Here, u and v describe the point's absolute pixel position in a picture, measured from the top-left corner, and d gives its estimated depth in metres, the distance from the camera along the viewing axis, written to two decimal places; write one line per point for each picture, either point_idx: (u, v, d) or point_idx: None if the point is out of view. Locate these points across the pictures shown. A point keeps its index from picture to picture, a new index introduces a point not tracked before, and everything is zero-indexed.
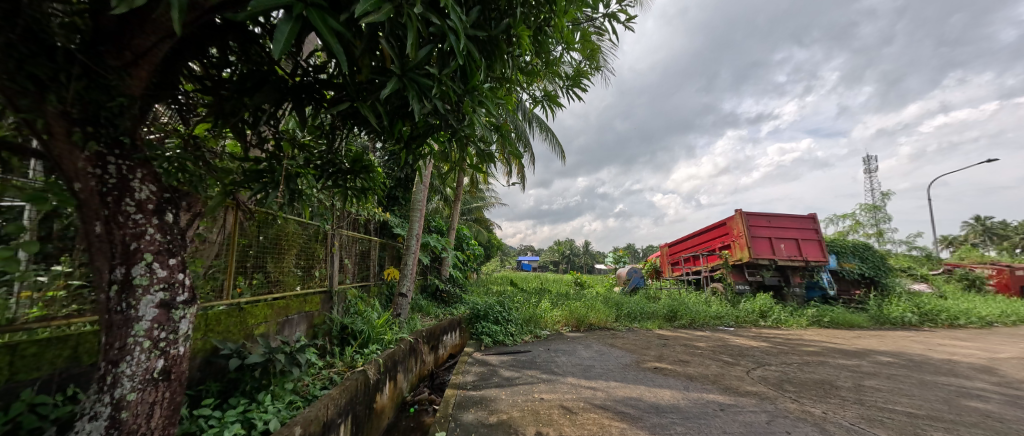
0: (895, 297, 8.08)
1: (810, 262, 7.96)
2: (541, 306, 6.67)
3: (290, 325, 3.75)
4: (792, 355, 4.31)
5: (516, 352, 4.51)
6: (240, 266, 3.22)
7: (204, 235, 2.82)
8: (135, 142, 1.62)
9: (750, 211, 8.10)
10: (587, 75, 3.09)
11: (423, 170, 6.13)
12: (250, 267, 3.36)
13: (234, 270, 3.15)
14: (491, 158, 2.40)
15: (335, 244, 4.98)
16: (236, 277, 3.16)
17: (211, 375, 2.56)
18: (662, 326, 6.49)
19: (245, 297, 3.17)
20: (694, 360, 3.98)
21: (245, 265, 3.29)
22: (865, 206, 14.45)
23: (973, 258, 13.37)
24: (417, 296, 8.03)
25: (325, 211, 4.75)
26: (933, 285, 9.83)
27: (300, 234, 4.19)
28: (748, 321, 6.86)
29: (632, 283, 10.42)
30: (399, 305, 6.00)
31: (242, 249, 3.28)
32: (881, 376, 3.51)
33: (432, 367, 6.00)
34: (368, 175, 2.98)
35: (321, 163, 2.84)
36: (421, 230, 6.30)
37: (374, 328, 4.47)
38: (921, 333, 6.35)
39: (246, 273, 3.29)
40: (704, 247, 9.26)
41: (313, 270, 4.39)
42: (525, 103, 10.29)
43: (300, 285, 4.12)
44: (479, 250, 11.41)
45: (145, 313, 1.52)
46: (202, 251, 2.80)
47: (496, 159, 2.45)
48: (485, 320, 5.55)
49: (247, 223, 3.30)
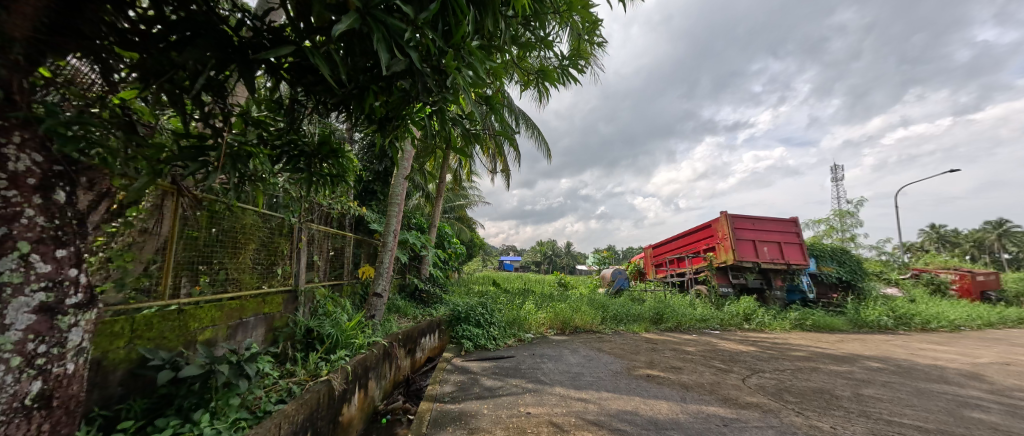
0: (872, 300, 8.17)
1: (792, 265, 7.97)
2: (524, 308, 6.38)
3: (245, 329, 3.34)
4: (784, 360, 4.17)
5: (499, 357, 4.21)
6: (184, 262, 2.83)
7: (144, 226, 2.47)
8: (12, 95, 1.21)
9: (735, 213, 8.07)
10: (583, 57, 2.84)
11: (402, 162, 5.76)
12: (199, 263, 2.97)
13: (177, 266, 2.76)
14: (477, 139, 2.11)
15: (302, 240, 4.55)
16: (180, 275, 2.78)
17: (137, 391, 2.22)
18: (648, 329, 6.32)
19: (188, 297, 2.78)
20: (686, 366, 3.78)
21: (191, 261, 2.90)
22: (838, 211, 14.81)
23: (938, 263, 13.84)
24: (394, 296, 7.62)
25: (291, 202, 4.33)
26: (904, 289, 10.06)
27: (260, 227, 3.80)
28: (733, 324, 6.79)
29: (616, 284, 10.27)
30: (374, 306, 5.56)
31: (189, 242, 2.89)
32: (878, 384, 3.38)
33: (408, 372, 5.65)
34: (336, 159, 2.65)
35: (280, 144, 2.48)
36: (399, 226, 5.91)
37: (344, 332, 4.09)
38: (899, 337, 6.38)
39: (192, 269, 2.91)
40: (689, 249, 9.19)
41: (275, 267, 3.97)
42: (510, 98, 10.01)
43: (259, 283, 3.70)
44: (461, 249, 11.04)
45: (16, 321, 1.16)
46: (139, 244, 2.44)
47: (484, 142, 2.16)
48: (466, 322, 5.22)
49: (196, 214, 2.93)
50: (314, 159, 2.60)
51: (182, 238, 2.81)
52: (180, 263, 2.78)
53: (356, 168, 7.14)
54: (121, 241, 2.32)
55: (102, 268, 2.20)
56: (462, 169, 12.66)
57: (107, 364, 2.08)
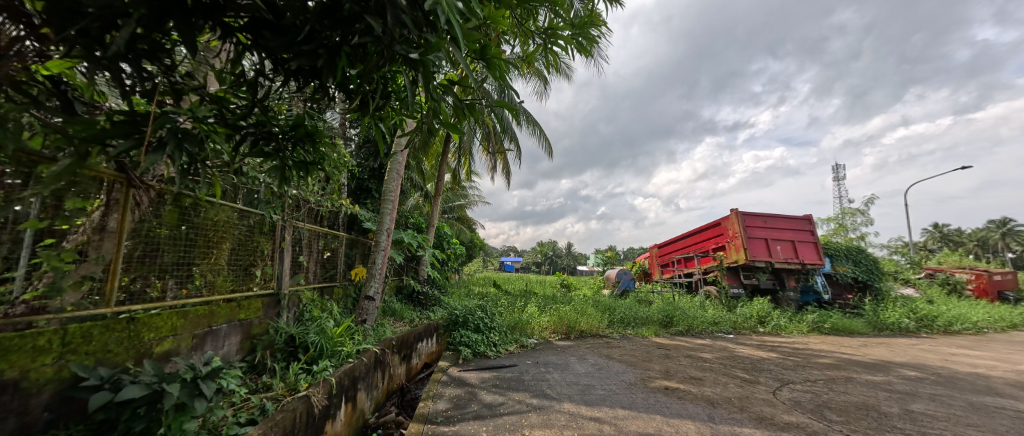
0: (890, 302, 7.79)
1: (806, 265, 7.61)
2: (526, 311, 6.03)
3: (214, 338, 2.99)
4: (811, 369, 3.82)
5: (500, 366, 3.86)
6: (141, 262, 2.51)
7: (100, 220, 2.19)
8: None
9: (746, 211, 7.72)
10: (600, 21, 2.47)
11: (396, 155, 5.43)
12: (159, 262, 2.65)
13: (133, 268, 2.44)
14: (473, 110, 1.78)
15: (286, 239, 4.19)
16: (133, 278, 2.45)
17: (70, 414, 1.90)
18: (658, 333, 5.97)
19: (145, 302, 2.46)
20: (707, 376, 3.42)
21: (152, 260, 2.59)
22: (847, 210, 14.46)
23: (952, 263, 13.40)
24: (390, 299, 7.28)
25: (272, 198, 4.00)
26: (921, 289, 9.67)
27: (236, 224, 3.46)
28: (746, 327, 6.43)
29: (622, 285, 9.90)
30: (365, 310, 5.13)
31: (149, 240, 2.58)
32: (926, 397, 3.01)
33: (403, 380, 5.31)
34: (313, 144, 2.35)
35: (247, 126, 2.16)
36: (393, 224, 5.54)
37: (331, 340, 3.75)
38: (925, 340, 6.01)
39: (152, 269, 2.59)
40: (698, 248, 8.83)
41: (253, 269, 3.63)
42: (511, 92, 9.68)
43: (234, 287, 3.36)
44: (460, 249, 10.69)
45: None
46: (91, 243, 2.16)
47: (480, 115, 1.83)
48: (464, 327, 4.85)
49: (158, 208, 2.62)
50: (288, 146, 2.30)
51: (138, 236, 2.50)
52: (136, 264, 2.46)
53: (349, 165, 6.79)
54: (70, 240, 2.04)
55: (44, 269, 1.92)
56: (462, 167, 12.31)
57: (26, 386, 1.76)
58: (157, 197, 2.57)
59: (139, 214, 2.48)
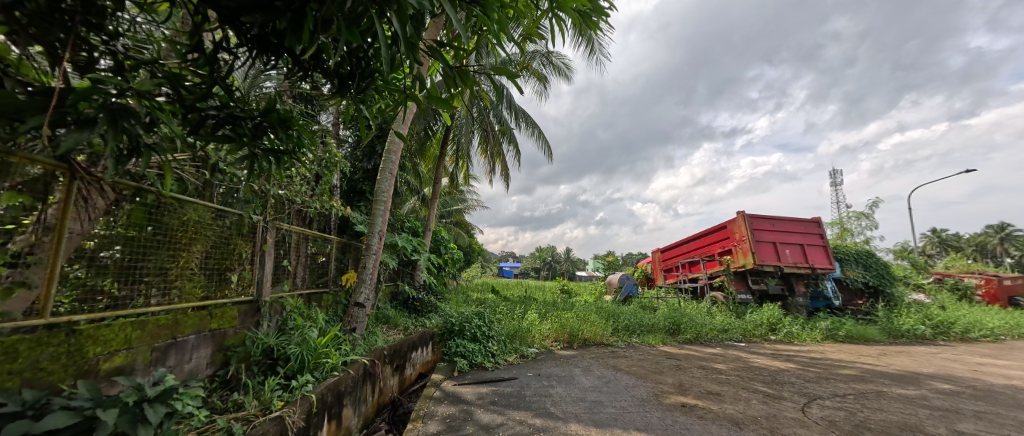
0: (904, 308, 7.49)
1: (817, 269, 7.33)
2: (526, 318, 5.72)
3: (178, 351, 2.69)
4: (835, 383, 3.53)
5: (499, 380, 3.55)
6: (91, 269, 2.24)
7: (40, 217, 1.92)
8: None
9: (754, 213, 7.46)
10: None
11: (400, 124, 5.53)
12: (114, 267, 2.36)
13: (77, 277, 2.15)
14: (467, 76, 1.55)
15: (268, 242, 3.87)
16: (81, 287, 2.17)
17: None
18: (665, 341, 5.66)
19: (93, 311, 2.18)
20: (726, 391, 3.12)
21: (106, 266, 2.31)
22: (851, 213, 14.19)
23: (960, 267, 13.12)
24: (383, 305, 6.96)
25: (253, 197, 3.70)
26: (932, 295, 9.37)
27: (210, 225, 3.17)
28: (757, 335, 6.13)
29: (625, 291, 9.59)
30: (354, 318, 4.80)
31: (102, 248, 2.32)
32: (970, 415, 2.71)
33: (396, 392, 5.00)
34: (287, 132, 2.08)
35: (208, 107, 1.88)
36: (385, 226, 5.17)
37: (313, 352, 3.44)
38: (945, 348, 5.71)
39: (107, 276, 2.32)
40: (703, 252, 8.55)
41: (228, 274, 3.32)
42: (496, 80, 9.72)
43: (205, 294, 3.06)
44: (458, 254, 10.38)
45: None
46: (30, 244, 1.88)
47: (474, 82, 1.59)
48: (460, 336, 4.52)
49: (116, 214, 2.37)
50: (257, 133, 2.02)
51: (88, 242, 2.23)
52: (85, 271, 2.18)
53: (342, 165, 6.51)
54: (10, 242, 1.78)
55: None
56: (460, 170, 12.03)
57: None
58: (113, 201, 2.32)
59: (92, 219, 2.23)
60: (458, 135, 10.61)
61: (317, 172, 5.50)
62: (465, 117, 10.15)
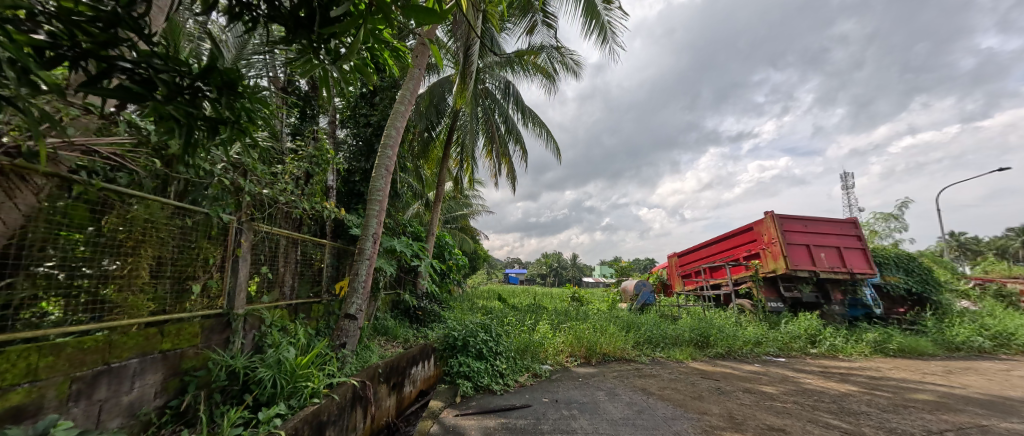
0: (954, 316, 6.78)
1: (855, 274, 6.70)
2: (537, 330, 5.15)
3: (115, 380, 2.18)
4: (918, 413, 2.93)
5: (509, 408, 2.98)
6: (38, 284, 2.00)
7: None
8: None
9: (784, 214, 6.84)
10: None
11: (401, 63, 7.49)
12: (78, 278, 2.18)
13: None
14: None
15: (242, 245, 3.33)
16: (44, 303, 2.02)
17: None
18: (694, 356, 5.05)
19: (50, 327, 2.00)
20: (792, 426, 2.52)
21: (67, 281, 2.12)
22: (878, 215, 13.40)
23: (998, 270, 12.28)
24: (383, 315, 6.47)
25: (223, 194, 3.20)
26: (977, 302, 8.61)
27: (166, 225, 2.68)
28: (795, 348, 5.51)
29: (641, 299, 8.96)
30: (345, 332, 4.26)
31: (55, 261, 2.09)
32: None
33: (393, 414, 4.48)
34: (235, 99, 1.63)
35: (117, 57, 1.38)
36: (381, 228, 4.60)
37: (288, 375, 2.89)
38: (1016, 364, 5.02)
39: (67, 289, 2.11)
40: (726, 256, 7.93)
41: (189, 284, 2.81)
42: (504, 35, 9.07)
43: (158, 308, 2.57)
44: (463, 260, 9.86)
45: None
46: None
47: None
48: (463, 353, 3.95)
49: (39, 220, 2.01)
50: (192, 98, 1.56)
51: (31, 255, 1.98)
52: (24, 285, 1.93)
53: (335, 164, 6.04)
54: None
55: None
56: (464, 174, 11.57)
57: None
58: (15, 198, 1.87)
59: (10, 227, 1.87)
60: (461, 136, 10.15)
61: (305, 170, 5.03)
62: (469, 116, 9.67)
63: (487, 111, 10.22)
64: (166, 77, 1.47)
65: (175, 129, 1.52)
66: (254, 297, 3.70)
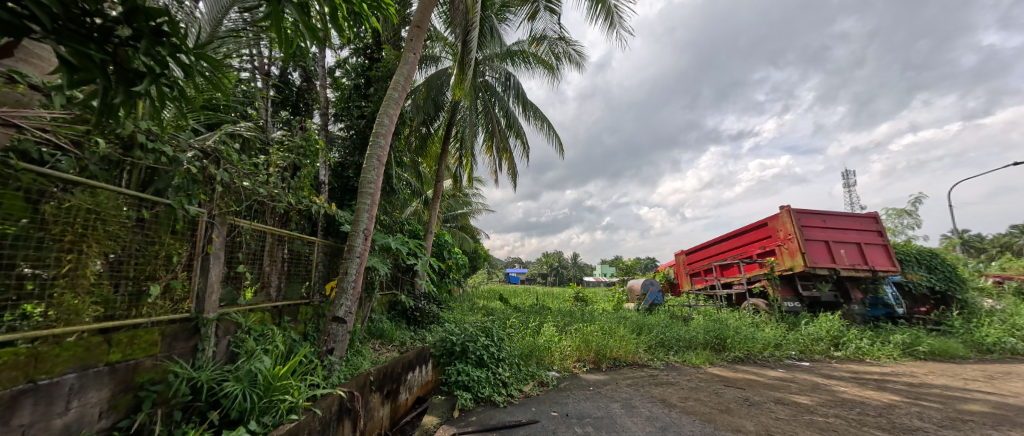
0: (982, 316, 6.40)
1: (876, 272, 6.34)
2: (542, 332, 4.81)
3: (44, 399, 1.85)
4: (982, 429, 2.56)
5: (513, 425, 2.62)
6: None
7: None
8: None
9: (801, 209, 6.49)
10: None
11: (400, 52, 7.27)
12: (30, 279, 1.91)
13: None
14: None
15: (214, 242, 2.97)
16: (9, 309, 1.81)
17: None
18: (711, 360, 4.70)
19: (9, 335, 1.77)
20: None
21: (15, 281, 1.86)
22: (893, 211, 12.94)
23: (1017, 267, 11.86)
24: (379, 317, 6.13)
25: (190, 184, 2.83)
26: (1002, 301, 8.22)
27: (119, 217, 2.32)
28: (817, 351, 5.15)
29: (649, 299, 8.62)
30: (332, 337, 3.89)
31: (13, 260, 1.86)
32: None
33: (386, 425, 4.13)
34: (169, 52, 1.42)
35: None
36: (372, 223, 4.24)
37: (261, 389, 2.54)
38: None
39: (19, 290, 1.86)
40: (738, 254, 7.56)
41: (148, 286, 2.46)
42: (505, 23, 8.73)
43: (108, 313, 2.23)
44: (463, 259, 9.49)
45: None
46: None
47: None
48: (462, 360, 3.57)
49: None
50: (112, 48, 1.36)
51: None
52: None
53: (325, 156, 5.72)
54: None
55: None
56: (463, 171, 11.22)
57: None
58: None
59: None
60: (460, 130, 9.80)
61: (291, 162, 4.68)
62: (469, 110, 9.31)
63: (487, 104, 9.89)
64: (60, 11, 1.21)
65: (77, 79, 1.29)
66: (225, 301, 3.32)
